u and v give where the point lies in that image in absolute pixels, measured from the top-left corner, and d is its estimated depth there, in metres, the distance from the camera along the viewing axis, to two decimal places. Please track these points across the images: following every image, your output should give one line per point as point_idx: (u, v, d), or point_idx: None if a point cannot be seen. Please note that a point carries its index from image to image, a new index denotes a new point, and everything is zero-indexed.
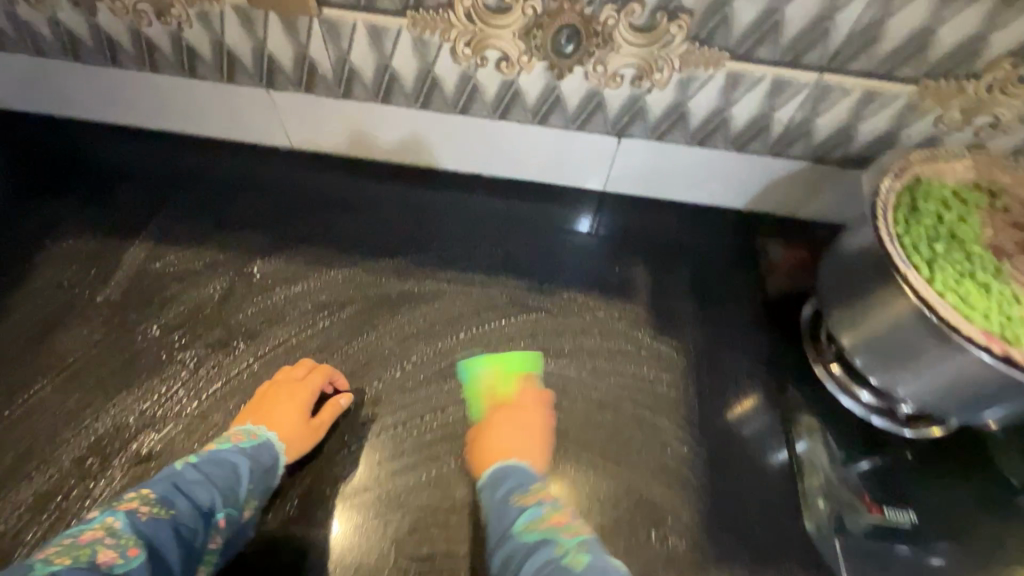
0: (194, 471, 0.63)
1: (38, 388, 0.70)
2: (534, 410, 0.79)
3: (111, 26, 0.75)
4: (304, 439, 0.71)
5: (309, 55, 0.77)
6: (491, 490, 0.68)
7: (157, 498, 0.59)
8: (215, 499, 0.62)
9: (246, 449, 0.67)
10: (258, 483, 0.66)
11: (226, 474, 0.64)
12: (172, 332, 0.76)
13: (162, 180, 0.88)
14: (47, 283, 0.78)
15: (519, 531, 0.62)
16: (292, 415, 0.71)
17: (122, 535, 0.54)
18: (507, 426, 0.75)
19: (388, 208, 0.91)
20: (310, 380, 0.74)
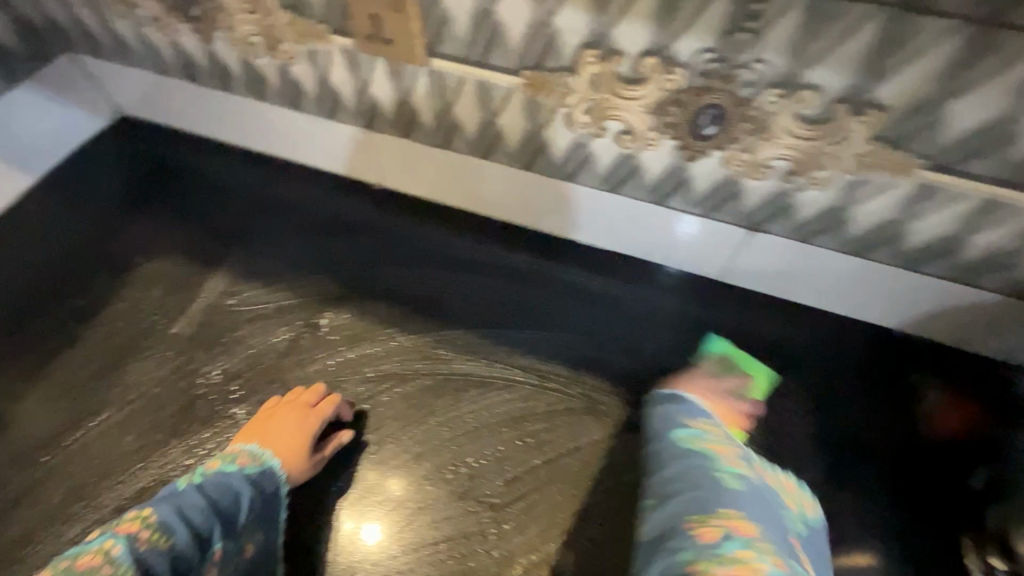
0: (198, 495, 0.60)
1: (100, 420, 0.73)
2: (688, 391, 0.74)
3: (255, 62, 0.80)
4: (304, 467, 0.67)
5: (413, 103, 0.76)
6: (670, 411, 0.67)
7: (158, 523, 0.57)
8: (212, 529, 0.59)
9: (249, 473, 0.64)
10: (261, 513, 0.62)
11: (228, 502, 0.61)
12: (231, 380, 0.76)
13: (262, 219, 0.91)
14: (145, 307, 0.82)
15: (692, 447, 0.61)
16: (297, 442, 0.67)
17: (120, 563, 0.53)
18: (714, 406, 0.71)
19: (477, 271, 0.86)
20: (320, 407, 0.70)
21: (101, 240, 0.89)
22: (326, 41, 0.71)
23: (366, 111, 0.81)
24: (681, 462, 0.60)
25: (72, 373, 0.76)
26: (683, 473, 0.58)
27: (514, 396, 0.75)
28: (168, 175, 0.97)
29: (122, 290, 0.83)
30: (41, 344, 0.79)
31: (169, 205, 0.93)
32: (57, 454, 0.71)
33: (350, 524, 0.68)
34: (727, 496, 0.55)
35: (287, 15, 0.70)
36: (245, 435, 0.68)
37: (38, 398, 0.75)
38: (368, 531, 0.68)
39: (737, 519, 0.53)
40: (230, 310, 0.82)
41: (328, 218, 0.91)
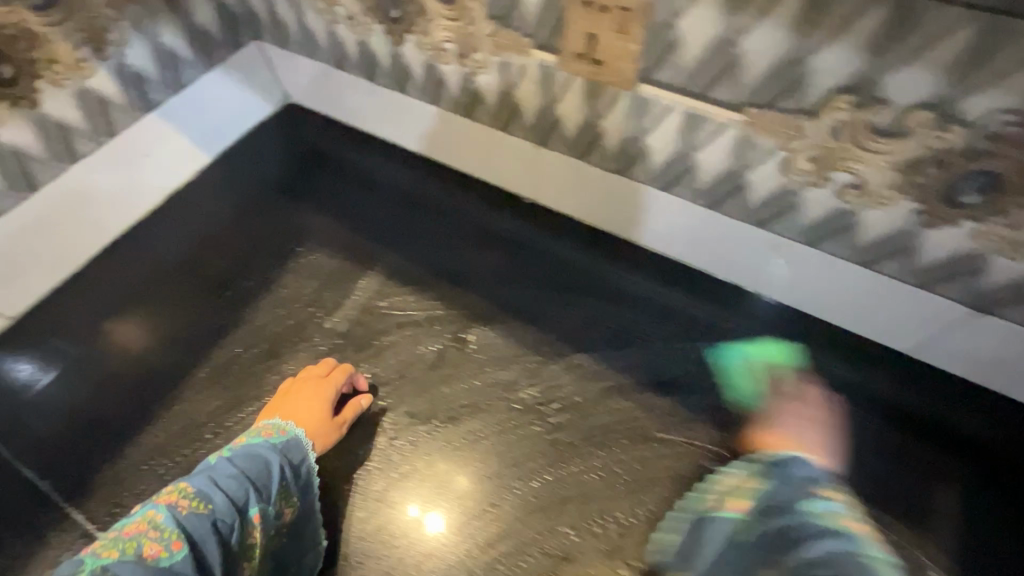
0: (229, 465, 0.59)
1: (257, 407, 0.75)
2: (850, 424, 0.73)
3: (439, 67, 0.79)
4: (326, 436, 0.68)
5: (600, 126, 0.72)
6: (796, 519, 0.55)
7: (196, 492, 0.56)
8: (249, 494, 0.58)
9: (276, 443, 0.63)
10: (291, 478, 0.62)
11: (260, 469, 0.60)
12: (379, 387, 0.75)
13: (416, 222, 0.91)
14: (303, 298, 0.84)
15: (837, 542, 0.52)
16: (314, 409, 0.69)
17: (166, 528, 0.52)
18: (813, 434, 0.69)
19: (631, 309, 0.80)
20: (333, 376, 0.72)
21: (264, 225, 0.92)
22: (524, 54, 0.69)
23: (544, 127, 0.77)
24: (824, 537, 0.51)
25: (235, 354, 0.80)
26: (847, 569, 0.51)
27: (668, 458, 0.69)
28: (326, 167, 0.99)
29: (282, 278, 0.86)
30: (209, 320, 0.83)
31: (326, 197, 0.95)
32: (217, 436, 0.74)
33: (415, 509, 0.67)
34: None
35: (491, 26, 0.68)
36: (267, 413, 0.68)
37: (205, 374, 0.78)
38: (431, 521, 0.67)
39: None
40: (381, 314, 0.81)
41: (478, 230, 0.89)
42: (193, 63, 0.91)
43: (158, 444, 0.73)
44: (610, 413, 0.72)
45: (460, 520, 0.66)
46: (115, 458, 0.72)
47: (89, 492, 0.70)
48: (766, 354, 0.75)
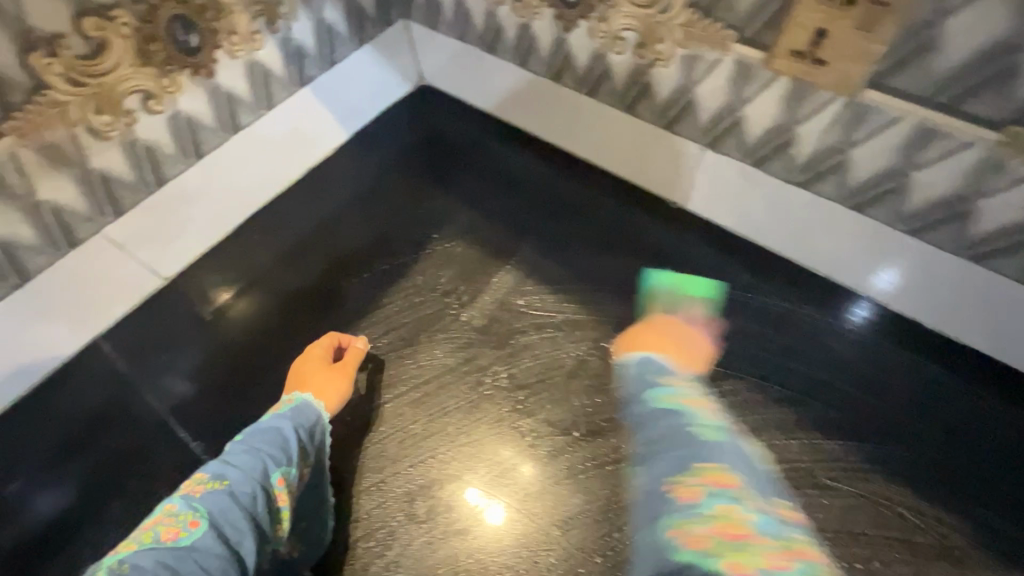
0: (241, 444, 0.60)
1: (391, 396, 0.73)
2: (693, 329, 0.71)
3: (607, 57, 0.74)
4: (337, 386, 0.70)
5: (792, 132, 0.65)
6: (637, 368, 0.64)
7: (210, 474, 0.56)
8: (267, 461, 0.58)
9: (284, 411, 0.64)
10: (308, 440, 0.62)
11: (273, 438, 0.60)
12: (518, 390, 0.72)
13: (557, 218, 0.86)
14: (440, 288, 0.82)
15: (653, 401, 0.59)
16: (310, 368, 0.71)
17: (181, 512, 0.53)
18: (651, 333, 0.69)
19: (796, 338, 0.72)
20: (319, 341, 0.74)
21: (399, 209, 0.90)
22: (721, 47, 0.62)
23: (720, 128, 0.71)
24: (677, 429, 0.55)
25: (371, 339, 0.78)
26: (642, 400, 0.60)
27: (834, 505, 0.64)
28: (461, 152, 0.95)
29: (418, 264, 0.84)
30: (343, 300, 0.82)
31: (461, 185, 0.92)
32: (351, 423, 0.71)
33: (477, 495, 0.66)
34: (648, 417, 0.58)
35: (687, 14, 0.62)
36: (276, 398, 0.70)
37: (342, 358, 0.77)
38: (494, 510, 0.66)
39: (713, 472, 0.51)
40: (519, 313, 0.78)
41: (622, 234, 0.83)
42: (346, 40, 0.90)
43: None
44: (767, 450, 0.66)
45: (608, 545, 0.63)
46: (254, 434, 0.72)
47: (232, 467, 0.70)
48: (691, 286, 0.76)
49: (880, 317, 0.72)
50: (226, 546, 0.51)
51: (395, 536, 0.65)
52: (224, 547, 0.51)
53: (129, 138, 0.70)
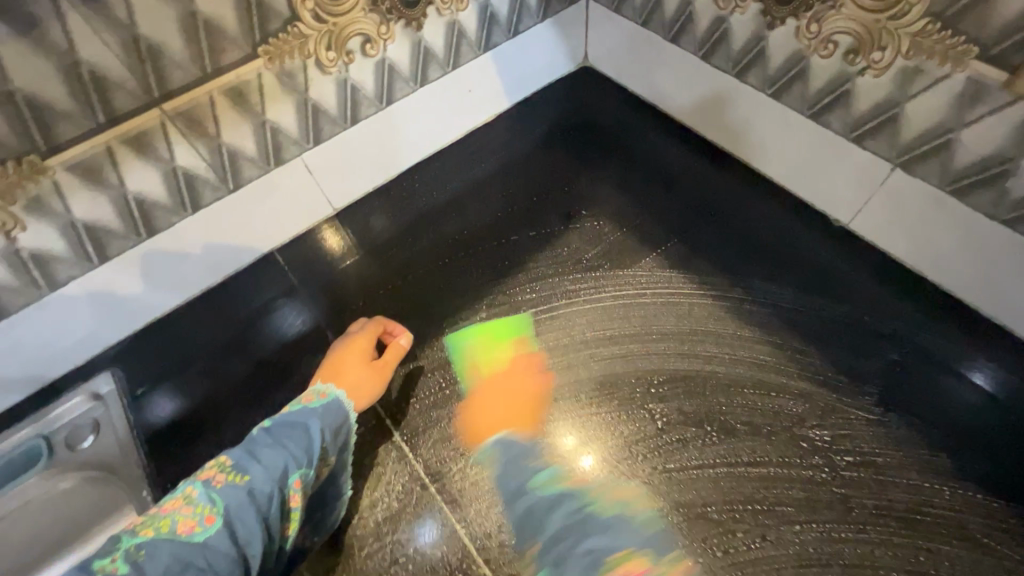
0: (265, 439, 0.63)
1: (528, 353, 0.76)
2: (524, 372, 0.75)
3: (806, 60, 0.72)
4: (373, 381, 0.71)
5: (1014, 163, 0.62)
6: (502, 447, 0.70)
7: (232, 466, 0.60)
8: (289, 462, 0.61)
9: (315, 407, 0.67)
10: (331, 442, 0.65)
11: (299, 437, 0.63)
12: (654, 373, 0.73)
13: (708, 215, 0.86)
14: (584, 262, 0.84)
15: (536, 487, 0.68)
16: (350, 362, 0.72)
17: (200, 503, 0.57)
18: (495, 400, 0.73)
19: (957, 382, 0.69)
20: (364, 330, 0.75)
21: (549, 180, 0.93)
22: (954, 65, 0.60)
23: (923, 148, 0.68)
24: (552, 510, 0.67)
25: (514, 299, 0.81)
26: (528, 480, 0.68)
27: (985, 565, 0.59)
28: (617, 136, 0.96)
29: (564, 237, 0.87)
30: (491, 255, 0.86)
31: (615, 166, 0.93)
32: (489, 371, 0.75)
33: (531, 474, 0.69)
34: (505, 497, 0.68)
35: (922, 24, 0.60)
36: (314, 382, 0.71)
37: (484, 309, 0.80)
38: (545, 493, 0.68)
39: None
40: (663, 302, 0.78)
41: (776, 242, 0.81)
42: (533, 13, 0.94)
43: (432, 360, 0.77)
44: (913, 490, 0.63)
45: (731, 542, 0.62)
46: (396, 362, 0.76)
47: None
48: (493, 332, 0.78)
49: None
50: (234, 545, 0.55)
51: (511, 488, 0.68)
52: (232, 546, 0.55)
53: (343, 76, 0.77)
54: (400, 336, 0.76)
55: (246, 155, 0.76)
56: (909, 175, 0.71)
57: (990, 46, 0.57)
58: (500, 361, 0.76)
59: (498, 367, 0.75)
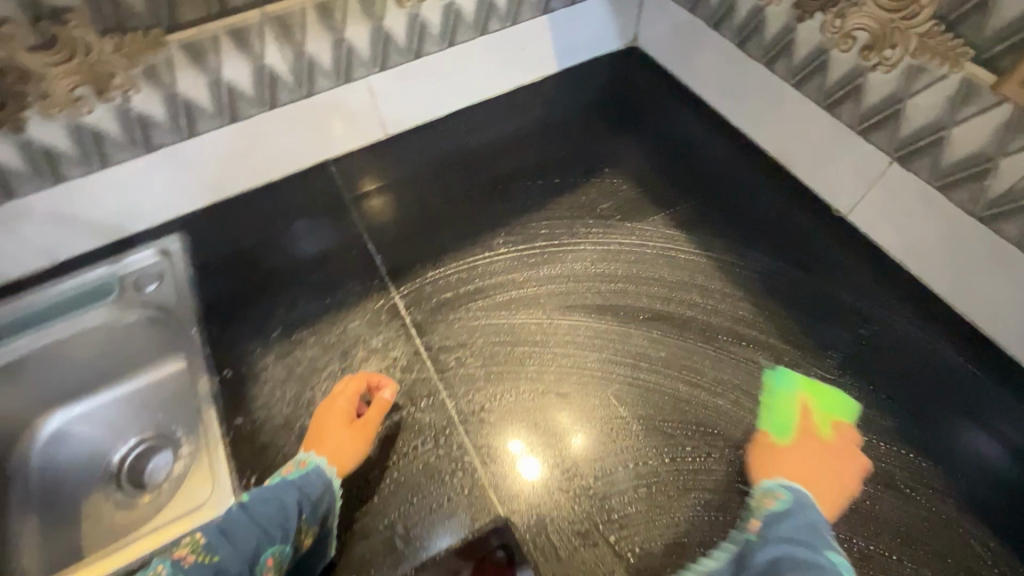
0: (241, 513, 0.60)
1: (532, 277, 0.86)
2: (849, 457, 0.68)
3: (826, 53, 0.80)
4: (356, 442, 0.69)
5: (994, 162, 0.69)
6: (801, 502, 0.61)
7: (203, 545, 0.58)
8: (260, 540, 0.58)
9: (293, 480, 0.64)
10: (311, 514, 0.62)
11: (274, 510, 0.61)
12: (640, 310, 0.81)
13: (718, 187, 0.94)
14: (598, 212, 0.93)
15: (829, 555, 0.54)
16: (331, 423, 0.70)
17: None
18: (803, 455, 0.67)
19: (913, 359, 0.76)
20: (346, 388, 0.73)
21: (581, 139, 1.03)
22: (951, 65, 0.68)
23: (920, 142, 0.75)
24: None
25: (529, 231, 0.91)
26: (807, 536, 0.56)
27: (900, 508, 0.66)
28: (648, 109, 1.05)
29: (585, 188, 0.96)
30: (518, 193, 0.96)
31: (642, 136, 1.02)
32: (497, 286, 0.85)
33: (518, 446, 0.71)
34: (771, 533, 0.58)
35: (928, 26, 0.68)
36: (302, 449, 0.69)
37: (502, 236, 0.90)
38: (529, 463, 0.70)
39: None
40: (661, 252, 0.87)
41: (775, 218, 0.89)
42: None
43: (449, 270, 0.87)
44: (850, 438, 0.70)
45: (679, 453, 0.70)
46: (419, 267, 0.87)
47: (397, 280, 0.86)
48: (823, 404, 0.72)
49: (1002, 368, 0.75)
50: None
51: (493, 382, 0.76)
52: None
53: (415, 12, 0.89)
54: (383, 390, 0.73)
55: (323, 68, 0.88)
56: (905, 170, 0.78)
57: (984, 50, 0.65)
58: (827, 431, 0.70)
59: (829, 437, 0.69)
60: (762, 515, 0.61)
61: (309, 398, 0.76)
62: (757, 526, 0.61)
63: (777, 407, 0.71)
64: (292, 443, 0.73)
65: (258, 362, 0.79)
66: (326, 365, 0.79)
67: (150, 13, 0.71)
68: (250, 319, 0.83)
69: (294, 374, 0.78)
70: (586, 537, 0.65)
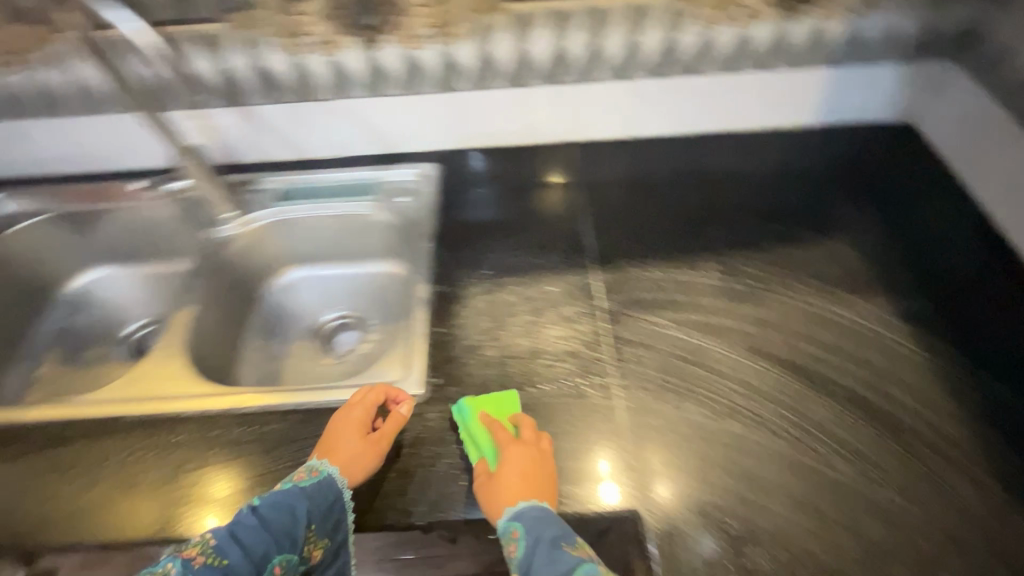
0: (251, 517, 0.63)
1: (730, 309, 0.86)
2: (534, 444, 0.71)
3: None
4: (370, 454, 0.71)
5: None
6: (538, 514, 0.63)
7: (213, 546, 0.60)
8: (270, 547, 0.61)
9: (305, 488, 0.66)
10: (318, 526, 0.65)
11: (284, 519, 0.63)
12: (834, 383, 0.78)
13: (964, 297, 0.86)
14: (817, 274, 0.90)
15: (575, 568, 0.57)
16: (346, 433, 0.72)
17: None
18: (518, 467, 0.67)
19: None
20: (367, 398, 0.76)
21: (819, 199, 1.01)
22: None
23: None
24: None
25: (737, 265, 0.91)
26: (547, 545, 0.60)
27: None
28: (903, 196, 1.01)
29: (810, 246, 0.94)
30: (738, 227, 0.97)
31: (884, 218, 0.97)
32: (694, 304, 0.87)
33: (606, 468, 0.72)
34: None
35: None
36: (317, 452, 0.72)
37: (711, 262, 0.92)
38: (610, 489, 0.70)
39: None
40: (872, 337, 0.83)
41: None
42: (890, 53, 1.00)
43: (651, 274, 0.91)
44: None
45: (833, 537, 0.67)
46: (624, 261, 0.92)
47: (601, 264, 0.92)
48: (492, 404, 0.76)
49: None
50: None
51: (661, 389, 0.78)
52: None
53: (707, 32, 0.94)
54: (400, 404, 0.76)
55: (608, 61, 0.97)
56: None
57: None
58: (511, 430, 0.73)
59: (520, 434, 0.72)
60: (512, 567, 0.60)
61: (497, 335, 0.85)
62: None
63: (483, 433, 0.73)
64: (474, 367, 0.82)
65: (465, 288, 0.90)
66: (517, 312, 0.87)
67: None
68: (469, 252, 0.95)
69: (490, 309, 0.88)
70: (711, 568, 0.65)
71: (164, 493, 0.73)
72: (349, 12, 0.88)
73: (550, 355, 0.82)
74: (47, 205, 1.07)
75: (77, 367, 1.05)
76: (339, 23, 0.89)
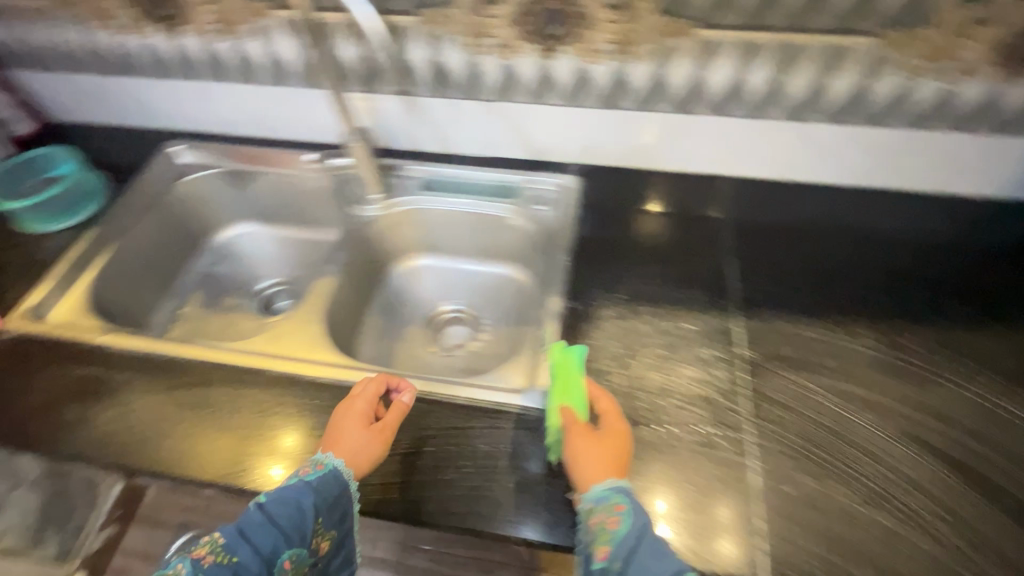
0: (259, 515, 0.63)
1: (888, 386, 0.79)
2: (615, 424, 0.72)
3: None
4: (375, 444, 0.73)
5: None
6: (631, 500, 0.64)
7: (223, 544, 0.61)
8: (281, 541, 0.62)
9: (310, 481, 0.67)
10: (324, 518, 0.66)
11: (292, 514, 0.64)
12: (1006, 493, 0.69)
13: None
14: (994, 365, 0.80)
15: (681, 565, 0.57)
16: (349, 426, 0.73)
17: None
18: (601, 445, 0.69)
19: None
20: (367, 390, 0.77)
21: (1001, 282, 0.90)
22: None
23: None
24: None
25: (898, 338, 0.84)
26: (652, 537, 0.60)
27: None
28: None
29: (987, 333, 0.84)
30: (901, 298, 0.88)
31: None
32: (845, 372, 0.80)
33: (664, 508, 0.69)
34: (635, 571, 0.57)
35: None
36: (322, 447, 0.73)
37: (869, 329, 0.85)
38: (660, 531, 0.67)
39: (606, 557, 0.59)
40: None
41: None
42: None
43: (799, 331, 0.85)
44: None
45: None
46: (769, 311, 0.87)
47: (744, 311, 0.87)
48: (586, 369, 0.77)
49: None
50: None
51: (800, 457, 0.73)
52: None
53: (909, 84, 0.85)
54: (400, 393, 0.78)
55: (788, 101, 0.91)
56: None
57: None
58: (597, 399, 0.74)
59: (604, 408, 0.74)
60: (610, 542, 0.60)
61: (627, 364, 0.82)
62: (607, 556, 0.59)
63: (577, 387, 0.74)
64: (600, 392, 0.80)
65: (597, 309, 0.88)
66: (649, 343, 0.84)
67: (702, 6, 0.82)
68: (604, 273, 0.93)
69: (621, 336, 0.85)
70: None
71: (237, 445, 0.78)
72: (535, 19, 0.86)
73: (681, 398, 0.78)
74: (218, 160, 1.17)
75: (216, 312, 1.13)
76: (522, 29, 0.88)
